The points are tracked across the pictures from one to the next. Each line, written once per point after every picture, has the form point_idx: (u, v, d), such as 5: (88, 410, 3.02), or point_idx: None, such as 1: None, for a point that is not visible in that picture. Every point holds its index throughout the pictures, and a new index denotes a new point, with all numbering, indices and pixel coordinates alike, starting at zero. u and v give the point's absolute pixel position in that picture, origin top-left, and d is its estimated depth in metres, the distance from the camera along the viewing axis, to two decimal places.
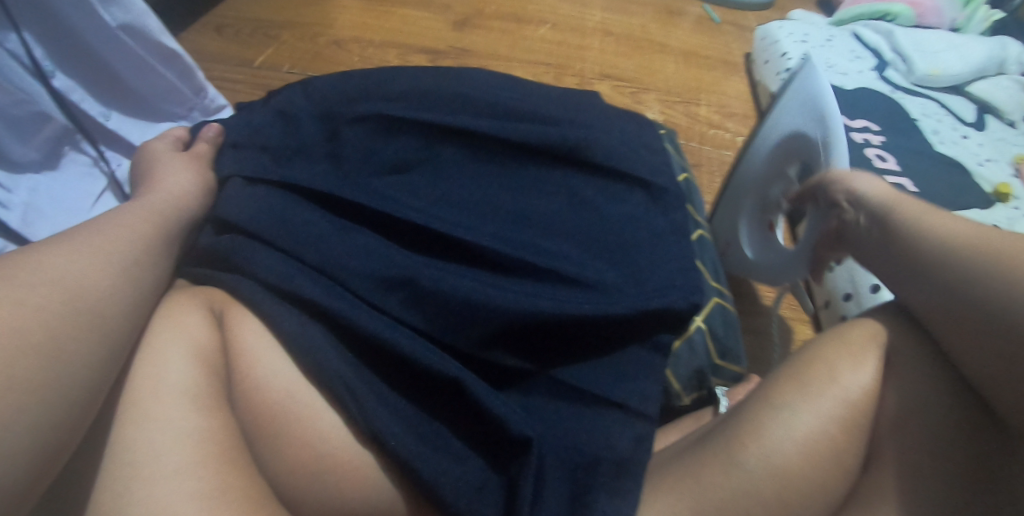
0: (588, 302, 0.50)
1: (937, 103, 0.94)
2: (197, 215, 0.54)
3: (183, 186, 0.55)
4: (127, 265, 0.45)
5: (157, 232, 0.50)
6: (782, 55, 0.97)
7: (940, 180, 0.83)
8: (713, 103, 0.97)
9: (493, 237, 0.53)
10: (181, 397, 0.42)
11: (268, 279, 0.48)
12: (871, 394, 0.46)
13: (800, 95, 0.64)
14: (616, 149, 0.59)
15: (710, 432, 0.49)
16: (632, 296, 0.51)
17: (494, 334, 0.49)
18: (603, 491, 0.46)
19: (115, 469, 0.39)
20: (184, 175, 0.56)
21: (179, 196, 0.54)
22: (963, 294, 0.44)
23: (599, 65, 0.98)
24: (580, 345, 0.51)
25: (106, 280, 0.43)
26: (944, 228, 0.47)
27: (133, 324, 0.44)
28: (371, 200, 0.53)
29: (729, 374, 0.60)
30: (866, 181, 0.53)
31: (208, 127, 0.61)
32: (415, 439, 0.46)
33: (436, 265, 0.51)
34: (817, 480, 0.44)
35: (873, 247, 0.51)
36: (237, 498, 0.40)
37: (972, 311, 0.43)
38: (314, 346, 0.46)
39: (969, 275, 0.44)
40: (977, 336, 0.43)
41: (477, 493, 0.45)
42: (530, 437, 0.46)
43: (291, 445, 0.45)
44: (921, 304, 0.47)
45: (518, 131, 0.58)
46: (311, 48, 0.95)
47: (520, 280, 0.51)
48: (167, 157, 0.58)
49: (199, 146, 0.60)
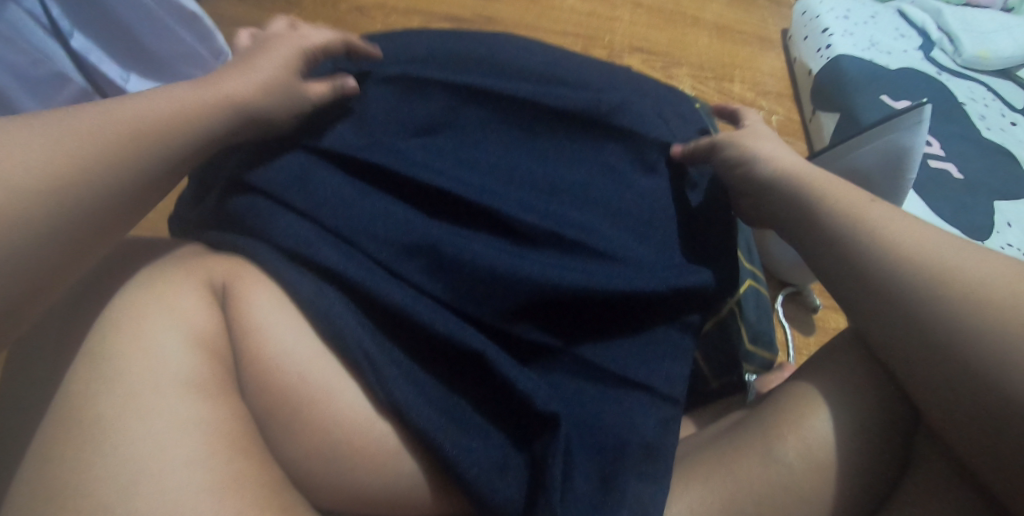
0: (618, 276, 0.48)
1: (985, 87, 0.90)
2: (242, 131, 0.47)
3: (252, 98, 0.47)
4: (123, 166, 0.39)
5: (175, 122, 0.42)
6: (822, 30, 0.93)
7: (986, 167, 0.80)
8: (747, 80, 0.93)
9: (520, 205, 0.50)
10: (184, 389, 0.38)
11: (284, 242, 0.46)
12: (897, 428, 0.43)
13: (882, 142, 0.59)
14: (647, 116, 0.57)
15: (743, 423, 0.46)
16: (660, 273, 0.50)
17: (521, 306, 0.47)
18: (632, 476, 0.44)
19: (111, 467, 0.35)
20: (273, 96, 0.49)
21: (239, 110, 0.46)
22: (948, 367, 0.39)
23: (629, 38, 0.94)
24: (608, 321, 0.49)
25: (86, 180, 0.38)
26: (895, 235, 0.43)
27: (110, 234, 0.40)
28: (399, 165, 0.50)
29: (758, 362, 0.58)
30: (783, 155, 0.53)
31: (345, 81, 0.54)
32: (437, 413, 0.43)
33: (458, 232, 0.49)
34: (862, 478, 0.41)
35: (798, 210, 0.49)
36: (252, 489, 0.36)
37: (960, 375, 0.38)
38: (331, 312, 0.43)
39: (925, 302, 0.40)
40: (942, 361, 0.39)
41: (499, 473, 0.42)
42: (557, 414, 0.44)
43: (303, 429, 0.41)
44: (873, 321, 0.43)
45: (549, 98, 0.55)
46: (334, 14, 0.92)
47: (544, 251, 0.49)
48: (281, 69, 0.50)
49: (315, 86, 0.52)
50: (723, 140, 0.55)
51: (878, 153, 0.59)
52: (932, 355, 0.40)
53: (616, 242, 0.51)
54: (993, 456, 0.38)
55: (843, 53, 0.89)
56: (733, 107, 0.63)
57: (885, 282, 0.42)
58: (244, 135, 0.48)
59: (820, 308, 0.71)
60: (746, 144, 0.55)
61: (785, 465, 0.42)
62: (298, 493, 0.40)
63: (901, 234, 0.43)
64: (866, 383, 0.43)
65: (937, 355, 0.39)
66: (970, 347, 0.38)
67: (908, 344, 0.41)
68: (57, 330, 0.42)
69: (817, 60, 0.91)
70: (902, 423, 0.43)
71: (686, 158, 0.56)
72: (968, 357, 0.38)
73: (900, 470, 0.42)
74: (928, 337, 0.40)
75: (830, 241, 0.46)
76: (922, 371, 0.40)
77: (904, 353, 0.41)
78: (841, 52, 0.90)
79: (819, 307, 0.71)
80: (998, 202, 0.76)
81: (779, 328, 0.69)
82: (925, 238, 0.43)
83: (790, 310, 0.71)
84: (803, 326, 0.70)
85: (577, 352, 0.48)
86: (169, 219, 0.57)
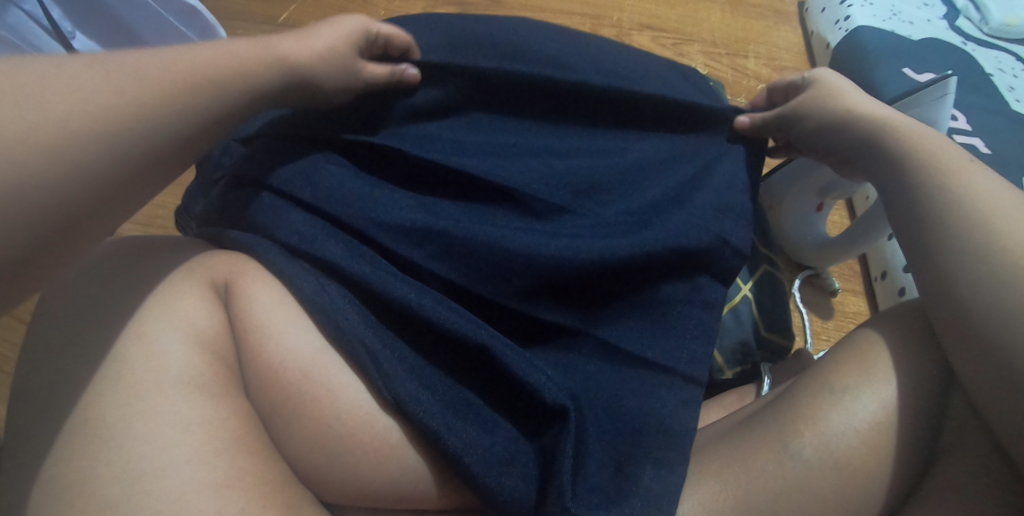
0: (632, 246, 0.47)
1: (1014, 56, 0.87)
2: (288, 93, 0.45)
3: (314, 67, 0.46)
4: (163, 118, 0.36)
5: (216, 79, 0.39)
6: (840, 2, 0.90)
7: (1016, 139, 0.76)
8: (762, 55, 0.90)
9: (531, 180, 0.49)
10: (185, 388, 0.37)
11: (288, 240, 0.45)
12: (928, 415, 0.40)
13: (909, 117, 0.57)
14: (650, 88, 0.54)
15: (756, 415, 0.43)
16: (674, 232, 0.48)
17: (534, 285, 0.46)
18: (648, 464, 0.42)
19: (111, 469, 0.34)
20: (332, 66, 0.48)
21: (301, 77, 0.46)
22: (977, 346, 0.38)
23: (638, 15, 0.92)
24: (624, 291, 0.48)
25: (152, 118, 0.36)
26: (964, 188, 0.41)
27: (155, 174, 0.37)
28: (408, 146, 0.50)
29: (774, 348, 0.56)
30: (871, 106, 0.49)
31: (404, 71, 0.51)
32: (440, 405, 0.41)
33: (469, 211, 0.48)
34: (884, 469, 0.39)
35: (889, 167, 0.46)
36: (257, 486, 0.36)
37: (987, 350, 0.37)
38: (333, 308, 0.42)
39: (984, 268, 0.38)
40: (985, 337, 0.37)
41: (506, 465, 0.41)
42: (566, 406, 0.42)
43: (305, 425, 0.40)
44: (927, 290, 0.41)
45: (543, 80, 0.52)
46: (337, 3, 0.91)
47: (557, 224, 0.48)
48: (347, 44, 0.49)
49: (375, 69, 0.50)
50: (793, 110, 0.53)
51: None
52: (969, 330, 0.38)
53: (626, 221, 0.49)
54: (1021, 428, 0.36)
55: (862, 25, 0.86)
56: (765, 95, 0.57)
57: (937, 233, 0.41)
58: (296, 99, 0.47)
59: (838, 292, 0.69)
60: (825, 105, 0.51)
61: (800, 461, 0.39)
62: (307, 491, 0.39)
63: (965, 183, 0.41)
64: (897, 365, 0.41)
65: (970, 327, 0.38)
66: (1008, 320, 0.37)
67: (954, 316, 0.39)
68: (50, 316, 0.40)
69: (834, 32, 0.88)
70: (932, 407, 0.40)
71: (753, 131, 0.54)
72: (1003, 332, 0.37)
73: (927, 459, 0.39)
74: (970, 308, 0.38)
75: (900, 199, 0.44)
76: (964, 345, 0.38)
77: (952, 329, 0.39)
78: (859, 23, 0.87)
79: (838, 290, 0.69)
80: None
81: (796, 313, 0.68)
82: (992, 198, 0.40)
83: (808, 294, 0.69)
84: (822, 310, 0.68)
85: (590, 342, 0.47)
86: (174, 217, 0.56)
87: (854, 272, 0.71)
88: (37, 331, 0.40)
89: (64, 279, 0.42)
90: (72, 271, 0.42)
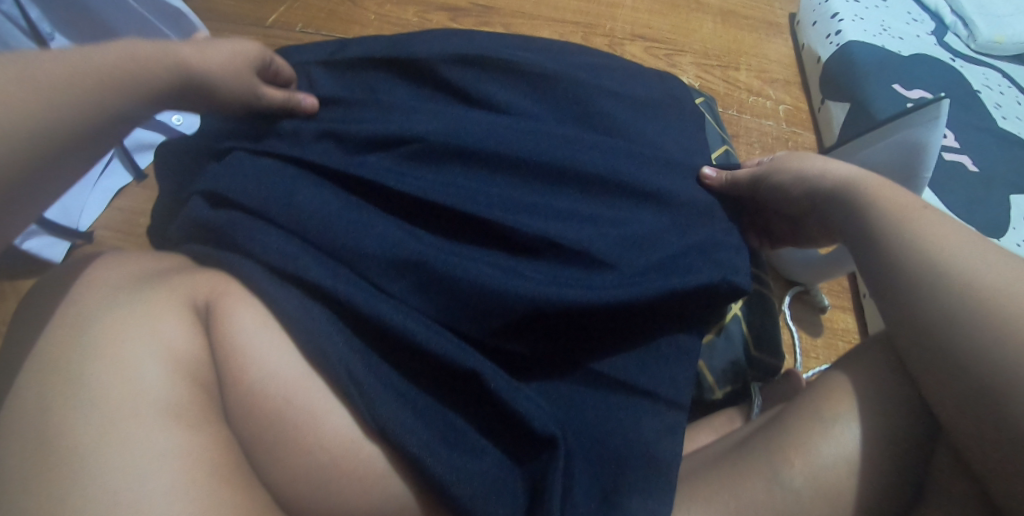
0: (616, 285, 0.45)
1: (1000, 72, 0.88)
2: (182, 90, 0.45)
3: (211, 70, 0.47)
4: (79, 112, 0.38)
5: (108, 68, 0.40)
6: (832, 16, 0.90)
7: (1003, 156, 0.77)
8: (753, 67, 0.89)
9: (518, 210, 0.48)
10: (162, 414, 0.36)
11: (268, 259, 0.44)
12: (916, 448, 0.39)
13: (898, 137, 0.57)
14: (633, 121, 0.54)
15: (744, 443, 0.43)
16: (661, 274, 0.46)
17: (519, 324, 0.44)
18: (635, 493, 0.41)
19: (83, 500, 0.33)
20: (228, 71, 0.49)
21: (197, 76, 0.47)
22: (969, 392, 0.36)
23: (631, 25, 0.91)
24: (614, 330, 0.46)
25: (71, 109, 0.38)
26: (968, 239, 0.40)
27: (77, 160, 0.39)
28: (384, 175, 0.48)
29: (763, 368, 0.56)
30: (844, 165, 0.48)
31: (301, 98, 0.53)
32: (427, 432, 0.41)
33: (462, 251, 0.47)
34: (876, 500, 0.39)
35: (856, 215, 0.45)
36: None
37: (965, 384, 0.36)
38: (319, 333, 0.41)
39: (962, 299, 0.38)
40: (960, 369, 0.36)
41: (494, 494, 0.40)
42: (554, 434, 0.41)
43: (288, 453, 0.39)
44: (894, 324, 0.40)
45: (533, 128, 0.51)
46: (326, 6, 0.89)
47: (541, 263, 0.47)
48: (242, 55, 0.50)
49: (269, 89, 0.52)
50: (766, 171, 0.53)
51: (891, 147, 0.57)
52: (947, 362, 0.37)
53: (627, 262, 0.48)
54: (1003, 471, 0.35)
55: (853, 39, 0.86)
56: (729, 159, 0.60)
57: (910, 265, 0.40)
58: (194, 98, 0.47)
59: (827, 308, 0.68)
60: (812, 165, 0.50)
61: (790, 490, 0.39)
62: None
63: (933, 232, 0.40)
64: (882, 396, 0.40)
65: (950, 360, 0.37)
66: (985, 353, 0.36)
67: (929, 349, 0.38)
68: (23, 338, 0.39)
69: (826, 46, 0.88)
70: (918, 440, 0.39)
71: (723, 185, 0.53)
72: (971, 367, 0.36)
73: (915, 493, 0.39)
74: (941, 339, 0.38)
75: (863, 238, 0.43)
76: (936, 380, 0.38)
77: (919, 359, 0.39)
78: (850, 38, 0.87)
79: (827, 306, 0.69)
80: (1014, 196, 0.73)
81: (786, 330, 0.67)
82: (971, 238, 0.40)
83: (799, 310, 0.69)
84: (812, 325, 0.68)
85: (584, 365, 0.46)
86: (153, 230, 0.55)
87: (843, 288, 0.71)
88: (10, 353, 0.39)
89: (40, 297, 0.41)
90: (49, 292, 0.41)
